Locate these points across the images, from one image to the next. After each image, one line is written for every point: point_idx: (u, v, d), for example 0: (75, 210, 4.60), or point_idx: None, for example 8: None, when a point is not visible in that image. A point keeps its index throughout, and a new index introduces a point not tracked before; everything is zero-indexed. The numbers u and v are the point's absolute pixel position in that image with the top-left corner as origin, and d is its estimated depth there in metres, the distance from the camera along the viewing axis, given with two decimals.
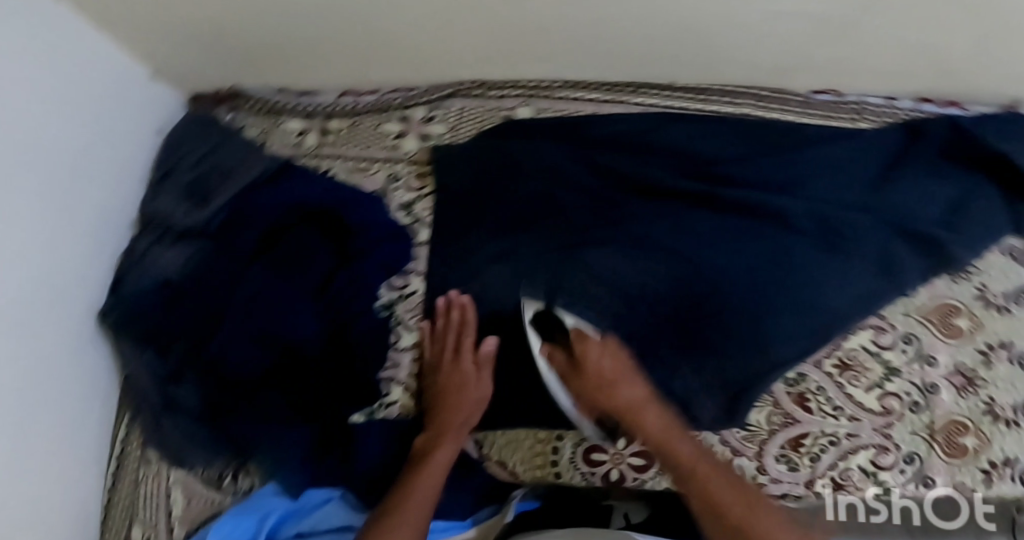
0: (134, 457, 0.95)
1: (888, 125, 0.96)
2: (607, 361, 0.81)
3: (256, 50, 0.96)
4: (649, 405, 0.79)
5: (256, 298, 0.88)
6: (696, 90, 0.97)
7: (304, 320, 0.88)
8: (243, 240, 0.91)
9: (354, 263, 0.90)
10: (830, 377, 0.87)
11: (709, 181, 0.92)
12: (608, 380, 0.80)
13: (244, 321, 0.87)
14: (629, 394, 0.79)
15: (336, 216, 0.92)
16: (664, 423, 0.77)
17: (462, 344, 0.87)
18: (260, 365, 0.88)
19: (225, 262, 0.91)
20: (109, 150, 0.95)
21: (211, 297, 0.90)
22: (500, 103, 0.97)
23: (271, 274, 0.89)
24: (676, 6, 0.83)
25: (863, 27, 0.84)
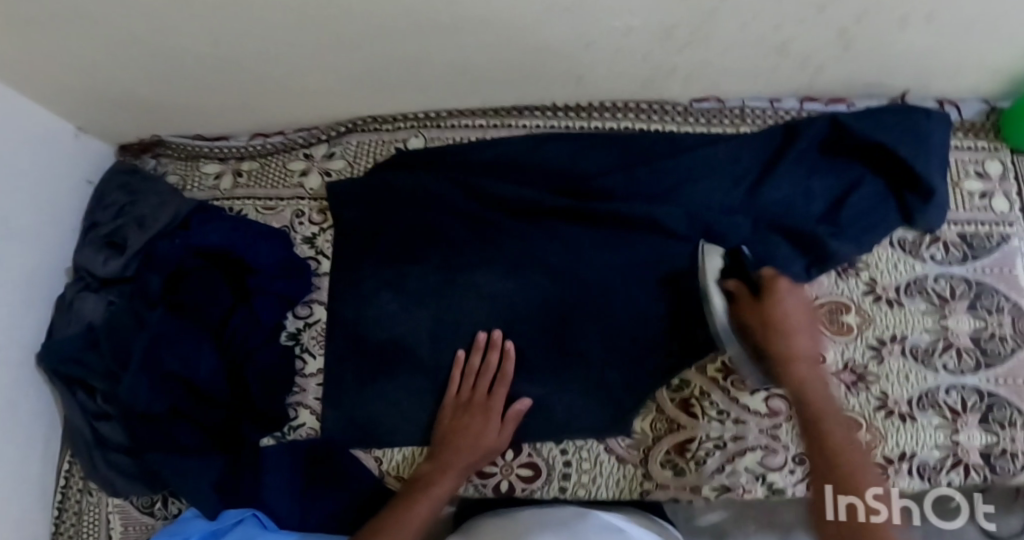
0: (77, 487, 1.03)
1: (769, 127, 0.96)
2: (795, 306, 0.85)
3: (166, 103, 1.03)
4: (813, 358, 0.84)
5: (158, 343, 0.91)
6: (578, 107, 0.99)
7: (206, 357, 0.92)
8: (150, 284, 0.96)
9: (251, 298, 0.95)
10: (714, 382, 0.88)
11: (588, 197, 0.95)
12: (793, 322, 0.83)
13: (148, 363, 0.91)
14: (809, 342, 0.84)
15: (235, 258, 0.97)
16: (818, 376, 0.83)
17: (488, 386, 0.90)
18: (167, 402, 0.92)
19: (135, 307, 0.95)
20: (39, 205, 1.02)
21: (121, 342, 0.95)
22: (393, 135, 1.02)
23: (172, 317, 0.94)
24: (533, 31, 0.86)
25: (718, 33, 0.86)
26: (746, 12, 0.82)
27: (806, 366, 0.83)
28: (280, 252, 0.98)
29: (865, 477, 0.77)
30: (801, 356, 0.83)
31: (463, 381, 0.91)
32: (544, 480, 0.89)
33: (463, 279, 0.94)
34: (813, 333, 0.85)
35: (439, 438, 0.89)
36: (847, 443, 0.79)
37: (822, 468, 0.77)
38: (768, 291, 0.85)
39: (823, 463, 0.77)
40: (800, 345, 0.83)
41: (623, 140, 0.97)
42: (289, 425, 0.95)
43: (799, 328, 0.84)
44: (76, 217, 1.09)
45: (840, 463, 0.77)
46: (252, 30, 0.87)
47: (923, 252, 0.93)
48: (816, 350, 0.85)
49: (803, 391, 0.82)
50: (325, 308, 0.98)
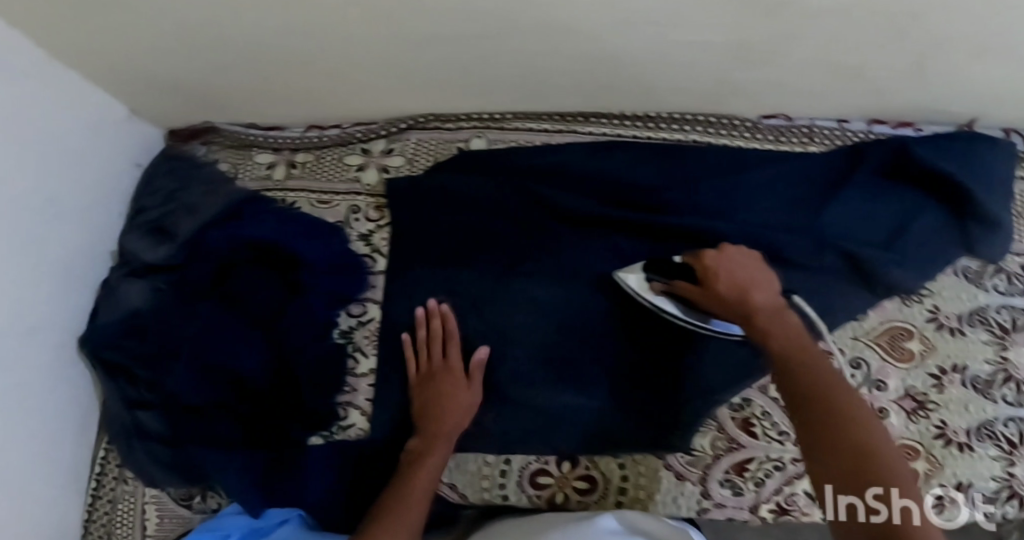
0: (112, 475, 1.01)
1: (836, 148, 0.95)
2: (744, 266, 0.84)
3: (220, 90, 1.00)
4: (773, 313, 0.80)
5: (206, 338, 0.91)
6: (646, 118, 0.98)
7: (253, 352, 0.91)
8: (198, 275, 0.94)
9: (302, 295, 0.92)
10: (775, 402, 0.88)
11: (652, 210, 0.94)
12: (742, 286, 0.82)
13: (197, 355, 0.90)
14: (767, 300, 0.81)
15: (281, 252, 0.94)
16: (784, 325, 0.78)
17: (444, 350, 0.91)
18: (215, 394, 0.92)
19: (184, 298, 0.94)
20: (86, 187, 1.00)
21: (168, 332, 0.93)
22: (454, 135, 1.01)
23: (221, 310, 0.93)
24: (613, 41, 0.84)
25: (802, 52, 0.84)
26: (833, 34, 0.81)
27: (768, 322, 0.78)
28: (335, 249, 0.96)
29: (892, 468, 0.63)
30: (758, 313, 0.80)
31: (421, 354, 0.92)
32: (601, 494, 0.88)
33: (516, 284, 0.93)
34: (774, 288, 0.83)
35: (420, 410, 0.88)
36: (861, 414, 0.66)
37: (840, 457, 0.64)
38: (706, 266, 0.85)
39: (844, 452, 0.64)
40: (756, 305, 0.80)
41: (689, 153, 0.96)
42: (337, 425, 0.92)
43: (748, 291, 0.82)
44: (122, 200, 1.06)
45: (857, 444, 0.64)
46: (323, 24, 0.84)
47: (985, 282, 0.92)
48: (779, 303, 0.81)
49: (779, 347, 0.75)
50: (378, 308, 0.96)
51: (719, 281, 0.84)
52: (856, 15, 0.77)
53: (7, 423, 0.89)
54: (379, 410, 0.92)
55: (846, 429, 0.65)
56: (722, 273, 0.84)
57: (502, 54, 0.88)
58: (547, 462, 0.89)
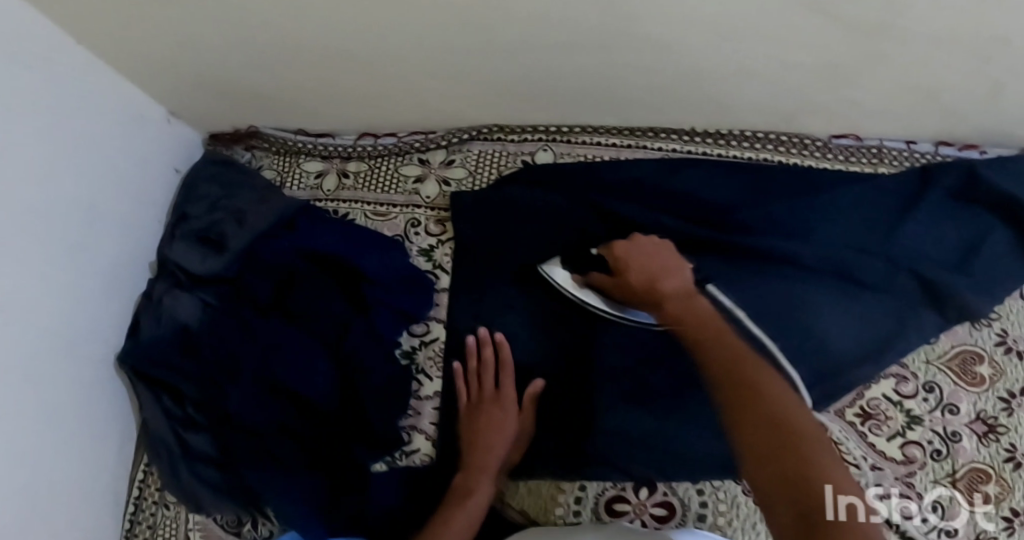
0: (153, 499, 0.95)
1: (906, 169, 0.95)
2: (650, 256, 0.84)
3: (269, 95, 0.95)
4: (681, 300, 0.77)
5: (269, 357, 0.86)
6: (717, 134, 0.97)
7: (319, 372, 0.86)
8: (259, 288, 0.90)
9: (369, 313, 0.89)
10: (852, 426, 0.87)
11: (726, 229, 0.92)
12: (649, 278, 0.81)
13: (258, 374, 0.86)
14: (675, 287, 0.79)
15: (349, 266, 0.91)
16: (693, 310, 0.74)
17: (489, 379, 0.88)
18: (275, 417, 0.86)
19: (241, 315, 0.89)
20: (128, 194, 0.94)
21: (224, 350, 0.88)
22: (520, 147, 0.98)
23: (285, 329, 0.88)
24: (693, 58, 0.82)
25: (882, 74, 0.83)
26: (915, 56, 0.79)
27: (677, 309, 0.75)
28: (401, 263, 0.92)
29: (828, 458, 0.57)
30: (670, 301, 0.77)
31: (470, 386, 0.89)
32: (680, 521, 0.83)
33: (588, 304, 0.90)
34: (683, 275, 0.81)
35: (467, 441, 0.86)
36: (781, 398, 0.61)
37: (773, 450, 0.57)
38: (616, 257, 0.85)
39: (803, 446, 0.57)
40: (664, 294, 0.78)
41: (761, 172, 0.95)
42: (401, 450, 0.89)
43: (658, 281, 0.80)
44: (161, 208, 1.01)
45: (790, 436, 0.58)
46: (390, 28, 0.81)
47: None
48: (687, 288, 0.79)
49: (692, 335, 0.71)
50: (443, 327, 0.92)
51: (630, 270, 0.83)
52: (943, 40, 0.77)
53: (46, 446, 0.83)
54: (444, 436, 0.89)
55: (773, 416, 0.59)
56: (633, 265, 0.83)
57: (574, 66, 0.85)
58: (623, 488, 0.85)
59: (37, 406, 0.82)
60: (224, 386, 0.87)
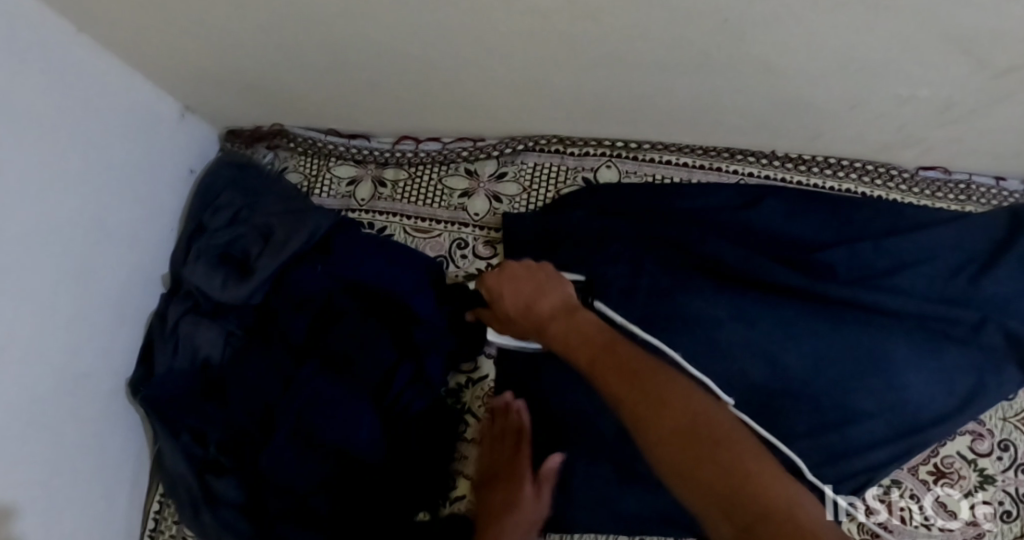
0: (169, 534, 0.88)
1: (995, 208, 0.88)
2: (520, 281, 0.75)
3: (296, 91, 0.86)
4: (565, 319, 0.70)
5: (308, 405, 0.77)
6: (799, 160, 0.89)
7: (363, 425, 0.77)
8: (294, 326, 0.81)
9: (420, 359, 0.80)
10: (924, 485, 0.83)
11: (807, 272, 0.84)
12: (525, 304, 0.74)
13: (297, 425, 0.77)
14: (553, 305, 0.72)
15: (400, 304, 0.82)
16: (577, 332, 0.68)
17: (497, 447, 0.80)
18: (314, 472, 0.77)
19: (276, 355, 0.80)
20: (137, 196, 0.88)
21: (261, 393, 0.79)
22: (580, 162, 0.90)
23: (328, 374, 0.79)
24: (770, 80, 0.75)
25: (978, 111, 0.76)
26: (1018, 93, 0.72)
27: (561, 333, 0.69)
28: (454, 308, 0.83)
29: (753, 462, 0.55)
30: (549, 323, 0.70)
31: (486, 453, 0.81)
32: None
33: None
34: (564, 289, 0.73)
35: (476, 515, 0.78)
36: (691, 408, 0.58)
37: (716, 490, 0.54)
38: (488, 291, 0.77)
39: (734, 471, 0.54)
40: (542, 318, 0.71)
41: (843, 204, 0.87)
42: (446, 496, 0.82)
43: (534, 303, 0.73)
44: (176, 212, 0.94)
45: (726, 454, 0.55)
46: (433, 29, 0.72)
47: None
48: (568, 301, 0.72)
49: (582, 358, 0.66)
50: (491, 362, 0.86)
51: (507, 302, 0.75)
52: None
53: (54, 472, 0.78)
54: None
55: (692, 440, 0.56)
56: (506, 292, 0.75)
57: (636, 81, 0.78)
58: None
59: (46, 430, 0.77)
60: (262, 435, 0.78)
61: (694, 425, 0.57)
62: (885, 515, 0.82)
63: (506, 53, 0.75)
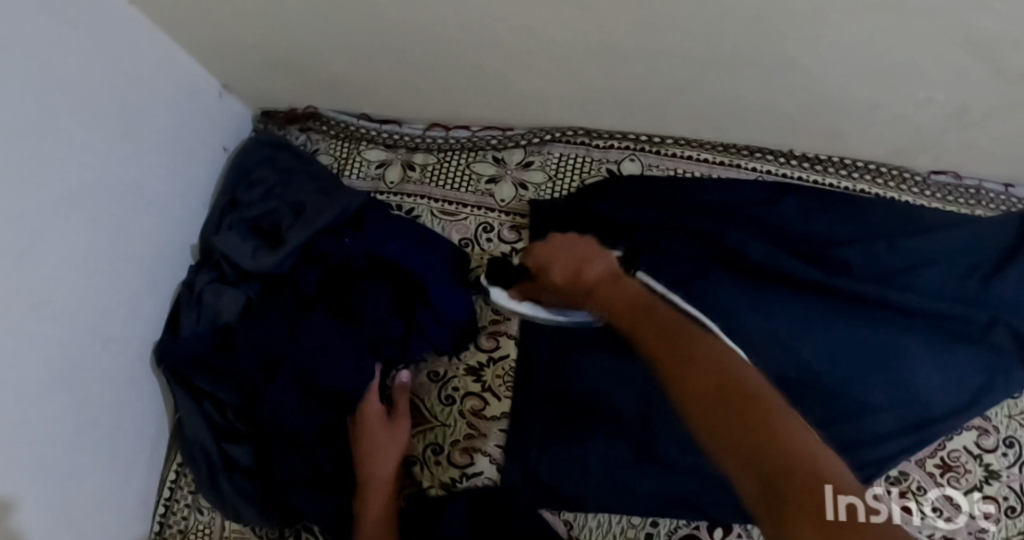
0: (184, 503, 0.90)
1: (1005, 214, 0.90)
2: (572, 249, 0.81)
3: (332, 72, 0.89)
4: (610, 284, 0.76)
5: (314, 359, 0.82)
6: (817, 159, 0.92)
7: (361, 382, 0.83)
8: (307, 281, 0.85)
9: (412, 334, 0.84)
10: (932, 477, 0.84)
11: (822, 267, 0.86)
12: (572, 267, 0.79)
13: (297, 376, 0.82)
14: (600, 272, 0.78)
15: (411, 276, 0.84)
16: (624, 299, 0.74)
17: (390, 457, 0.81)
18: (314, 421, 0.82)
19: (287, 308, 0.84)
20: (172, 168, 0.90)
21: (269, 348, 0.83)
22: (605, 154, 0.92)
23: (334, 328, 0.83)
24: (792, 77, 0.78)
25: (992, 116, 0.79)
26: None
27: (607, 296, 0.75)
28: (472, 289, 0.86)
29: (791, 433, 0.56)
30: (596, 288, 0.77)
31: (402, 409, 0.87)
32: None
33: None
34: (612, 259, 0.79)
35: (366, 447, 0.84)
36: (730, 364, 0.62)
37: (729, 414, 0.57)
38: (538, 260, 0.83)
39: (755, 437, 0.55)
40: (590, 285, 0.77)
41: (860, 203, 0.89)
42: (464, 473, 0.84)
43: (580, 269, 0.78)
44: (207, 188, 0.97)
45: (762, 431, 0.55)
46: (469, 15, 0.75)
47: None
48: (613, 268, 0.78)
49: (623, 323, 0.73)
50: (513, 343, 0.88)
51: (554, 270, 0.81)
52: None
53: (82, 432, 0.79)
54: (514, 461, 0.83)
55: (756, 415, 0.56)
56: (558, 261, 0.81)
57: (663, 74, 0.81)
58: (696, 527, 0.81)
59: (75, 390, 0.78)
60: (264, 385, 0.82)
61: (719, 372, 0.61)
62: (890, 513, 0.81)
63: (538, 41, 0.78)
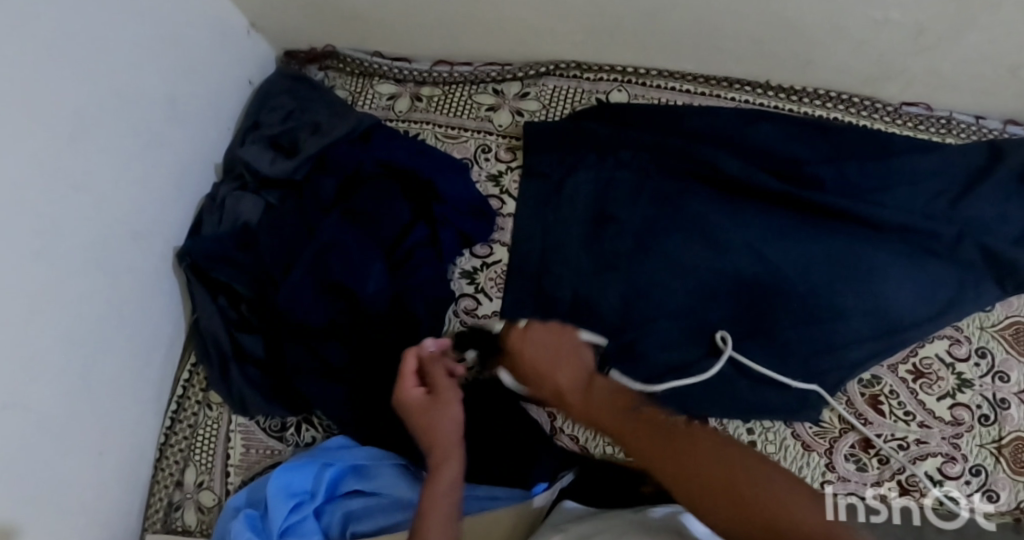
0: (196, 400, 0.98)
1: (973, 141, 0.96)
2: (543, 344, 0.72)
3: (349, 11, 1.01)
4: (582, 387, 0.69)
5: (329, 254, 0.89)
6: (791, 90, 0.99)
7: (373, 276, 0.89)
8: (323, 187, 0.94)
9: (436, 228, 0.92)
10: (903, 382, 0.88)
11: (794, 182, 0.93)
12: (540, 365, 0.71)
13: (314, 271, 0.89)
14: (572, 375, 0.70)
15: (420, 181, 0.93)
16: (597, 405, 0.67)
17: (448, 439, 0.73)
18: (327, 314, 0.90)
19: (305, 210, 0.93)
20: (203, 94, 1.01)
21: (286, 245, 0.92)
22: (595, 86, 1.01)
23: (348, 226, 0.91)
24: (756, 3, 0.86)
25: (943, 37, 0.86)
26: (976, 14, 0.82)
27: (579, 403, 0.68)
28: (474, 190, 0.94)
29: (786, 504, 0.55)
30: (569, 397, 0.69)
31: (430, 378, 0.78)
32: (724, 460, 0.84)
33: (657, 243, 0.92)
34: (580, 356, 0.71)
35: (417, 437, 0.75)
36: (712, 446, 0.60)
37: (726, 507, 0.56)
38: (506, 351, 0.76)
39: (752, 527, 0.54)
40: (562, 391, 0.69)
41: (830, 128, 0.96)
42: None
43: (548, 372, 0.71)
44: (233, 116, 1.08)
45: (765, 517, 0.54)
46: None
47: None
48: (586, 372, 0.70)
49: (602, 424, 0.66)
50: (506, 249, 0.95)
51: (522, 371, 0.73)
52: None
53: (109, 312, 0.88)
54: None
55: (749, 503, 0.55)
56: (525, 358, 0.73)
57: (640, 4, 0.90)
58: None
59: (106, 273, 0.87)
60: (279, 279, 0.90)
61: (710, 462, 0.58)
62: (889, 514, 0.81)
63: None
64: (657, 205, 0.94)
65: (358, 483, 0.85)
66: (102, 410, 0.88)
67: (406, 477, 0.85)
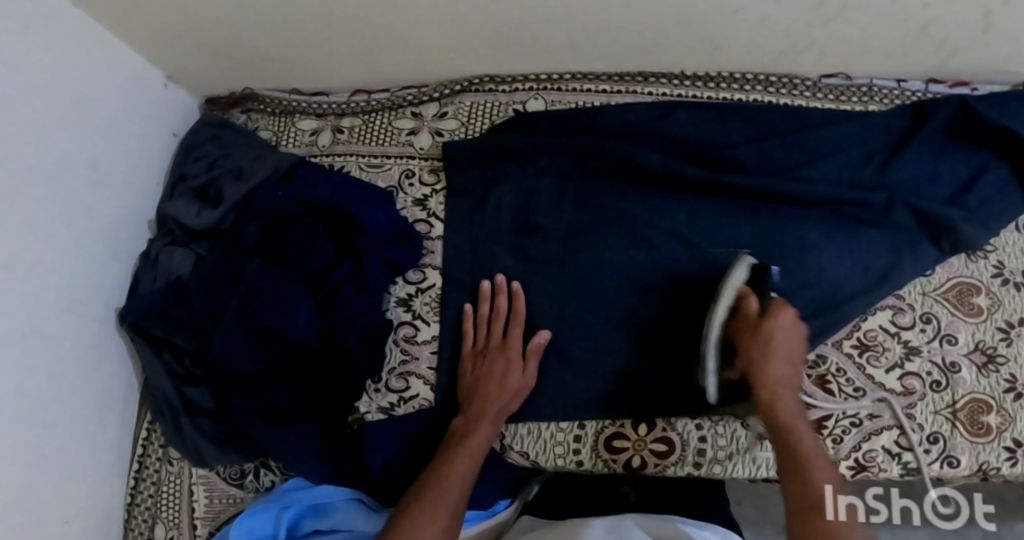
0: (156, 456, 0.98)
1: (897, 106, 0.95)
2: (791, 338, 0.79)
3: (260, 53, 1.01)
4: (794, 393, 0.78)
5: (256, 299, 0.89)
6: (706, 78, 0.99)
7: (303, 317, 0.89)
8: (248, 232, 0.94)
9: (362, 261, 0.92)
10: (850, 358, 0.87)
11: (715, 167, 0.92)
12: (780, 349, 0.78)
13: (247, 319, 0.89)
14: (788, 377, 0.78)
15: (345, 217, 0.94)
16: (796, 414, 0.77)
17: (499, 401, 0.84)
18: (261, 359, 0.90)
19: (230, 256, 0.94)
20: (126, 152, 1.01)
21: (216, 297, 0.92)
22: (511, 97, 1.01)
23: (273, 270, 0.92)
24: None
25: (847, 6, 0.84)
26: None
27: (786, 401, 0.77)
28: (397, 219, 0.95)
29: None
30: (783, 391, 0.77)
31: (478, 330, 0.89)
32: (678, 457, 0.85)
33: (586, 245, 0.90)
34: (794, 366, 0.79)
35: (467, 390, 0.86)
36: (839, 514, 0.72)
37: None
38: (767, 309, 0.80)
39: None
40: (778, 380, 0.77)
41: (748, 107, 0.95)
42: (401, 398, 0.90)
43: (786, 361, 0.78)
44: (160, 170, 1.08)
45: None
46: None
47: None
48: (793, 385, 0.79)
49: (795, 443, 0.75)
50: (439, 272, 0.94)
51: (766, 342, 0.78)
52: None
53: (57, 383, 0.88)
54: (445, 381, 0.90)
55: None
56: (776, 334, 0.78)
57: (541, 12, 0.89)
58: (622, 426, 0.86)
59: (48, 348, 0.87)
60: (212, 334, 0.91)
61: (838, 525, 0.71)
62: (890, 513, 0.96)
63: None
64: (589, 210, 0.92)
65: (316, 523, 0.86)
66: (60, 482, 0.88)
67: (362, 509, 0.87)
